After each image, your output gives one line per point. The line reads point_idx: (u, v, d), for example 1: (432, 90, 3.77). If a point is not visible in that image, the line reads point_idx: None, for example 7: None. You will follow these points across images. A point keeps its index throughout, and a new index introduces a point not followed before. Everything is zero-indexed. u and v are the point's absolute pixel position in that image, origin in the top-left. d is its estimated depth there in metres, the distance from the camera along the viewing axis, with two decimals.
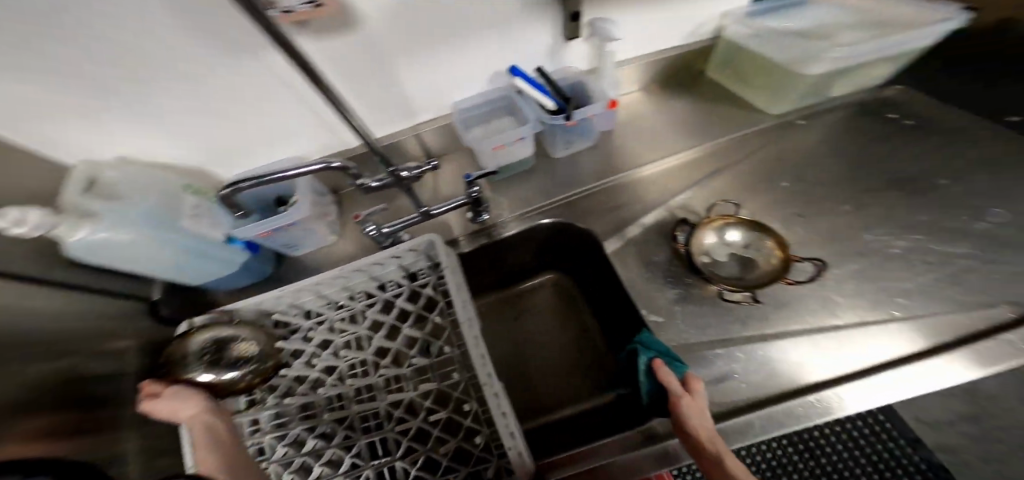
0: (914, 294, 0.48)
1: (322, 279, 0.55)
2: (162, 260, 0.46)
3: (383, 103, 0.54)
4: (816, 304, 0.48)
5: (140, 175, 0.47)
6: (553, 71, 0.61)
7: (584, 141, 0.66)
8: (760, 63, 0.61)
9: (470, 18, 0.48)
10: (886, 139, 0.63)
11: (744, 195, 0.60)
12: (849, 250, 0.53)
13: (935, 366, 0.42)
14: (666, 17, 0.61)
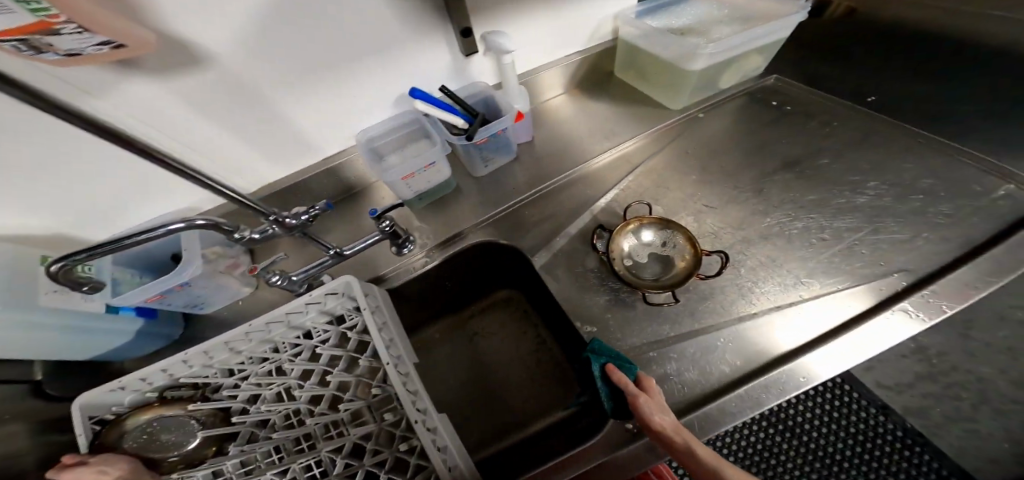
0: (822, 271, 0.49)
1: (231, 338, 0.48)
2: (34, 349, 0.42)
3: (275, 137, 0.52)
4: (732, 292, 0.49)
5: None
6: (458, 89, 0.61)
7: (504, 156, 0.66)
8: (654, 59, 0.67)
9: (343, 46, 0.46)
10: (781, 120, 0.68)
11: (663, 190, 0.61)
12: (759, 234, 0.53)
13: (880, 326, 0.43)
14: (563, 25, 0.64)
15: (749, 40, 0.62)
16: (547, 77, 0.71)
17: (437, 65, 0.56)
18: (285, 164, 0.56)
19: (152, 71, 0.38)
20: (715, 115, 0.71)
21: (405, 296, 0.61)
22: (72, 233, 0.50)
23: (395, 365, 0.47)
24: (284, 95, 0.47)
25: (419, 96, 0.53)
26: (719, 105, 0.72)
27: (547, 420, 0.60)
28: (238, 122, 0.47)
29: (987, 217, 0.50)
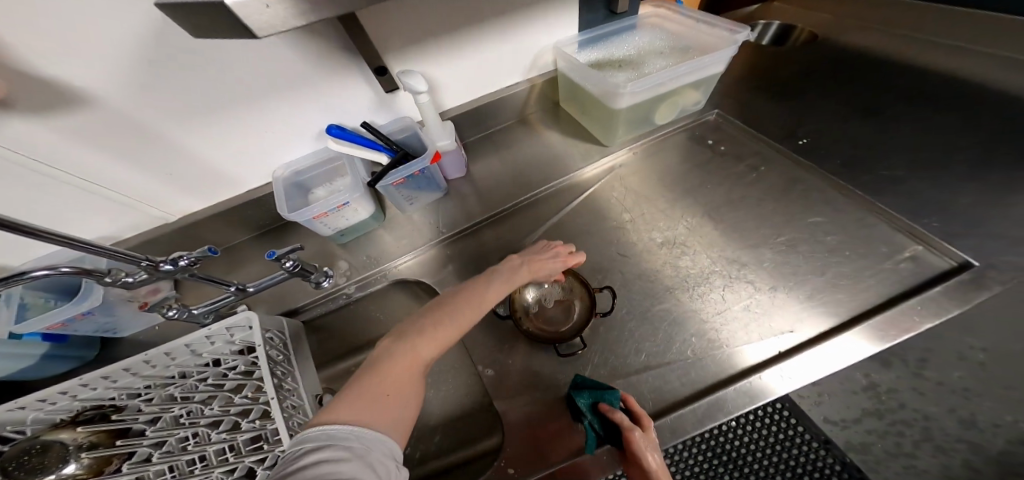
0: (714, 331, 0.49)
1: (130, 362, 0.51)
2: None
3: (187, 169, 0.52)
4: (625, 348, 0.50)
5: None
6: (385, 123, 0.61)
7: (431, 192, 0.65)
8: (587, 95, 0.61)
9: (243, 84, 0.46)
10: (718, 162, 0.66)
11: (586, 233, 0.61)
12: (663, 286, 0.54)
13: (757, 385, 0.44)
14: (494, 55, 0.60)
15: (676, 76, 0.56)
16: (486, 110, 0.69)
17: (357, 103, 0.56)
18: (205, 195, 0.56)
19: (35, 111, 0.39)
20: (657, 151, 0.69)
21: (326, 326, 0.63)
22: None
23: (284, 400, 0.48)
24: (184, 130, 0.48)
25: (335, 133, 0.53)
26: (660, 140, 0.69)
27: (457, 456, 0.56)
28: (143, 154, 0.47)
29: (884, 280, 0.50)
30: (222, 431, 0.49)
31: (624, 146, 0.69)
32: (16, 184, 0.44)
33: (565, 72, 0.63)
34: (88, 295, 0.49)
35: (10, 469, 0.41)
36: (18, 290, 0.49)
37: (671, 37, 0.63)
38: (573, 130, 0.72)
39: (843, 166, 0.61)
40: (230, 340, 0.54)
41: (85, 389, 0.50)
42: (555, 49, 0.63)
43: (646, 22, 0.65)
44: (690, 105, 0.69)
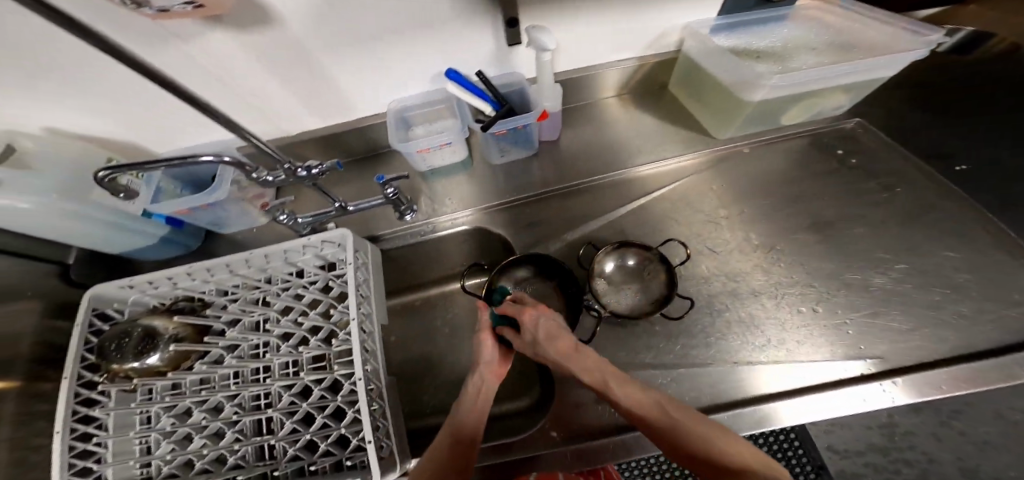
0: (803, 334, 0.48)
1: (232, 259, 0.58)
2: (83, 230, 0.50)
3: (321, 93, 0.57)
4: (699, 339, 0.48)
5: (57, 149, 0.50)
6: (495, 76, 0.62)
7: (522, 150, 0.66)
8: (713, 82, 0.59)
9: (392, 17, 0.48)
10: (841, 175, 0.61)
11: (686, 224, 0.58)
12: (747, 289, 0.52)
13: (848, 399, 0.42)
14: (625, 25, 0.58)
15: (818, 78, 0.52)
16: (593, 78, 0.67)
17: (477, 49, 0.57)
18: (324, 117, 0.61)
19: (232, 25, 0.43)
20: (766, 153, 0.64)
21: (398, 258, 0.66)
22: (138, 146, 0.58)
23: (362, 323, 0.54)
24: (329, 54, 0.50)
25: (453, 77, 0.54)
26: (773, 143, 0.65)
27: (490, 409, 0.63)
28: (290, 75, 0.52)
29: (1003, 328, 0.47)
30: (289, 346, 0.57)
31: (733, 141, 0.65)
32: (200, 82, 0.49)
33: (692, 54, 0.61)
34: (212, 189, 0.55)
35: (111, 345, 0.50)
36: (157, 174, 0.55)
37: (828, 31, 0.59)
38: (679, 119, 0.69)
39: (995, 202, 0.57)
40: (319, 254, 0.60)
41: (188, 278, 0.59)
42: (686, 29, 0.60)
43: (803, 14, 0.59)
44: (829, 109, 0.64)
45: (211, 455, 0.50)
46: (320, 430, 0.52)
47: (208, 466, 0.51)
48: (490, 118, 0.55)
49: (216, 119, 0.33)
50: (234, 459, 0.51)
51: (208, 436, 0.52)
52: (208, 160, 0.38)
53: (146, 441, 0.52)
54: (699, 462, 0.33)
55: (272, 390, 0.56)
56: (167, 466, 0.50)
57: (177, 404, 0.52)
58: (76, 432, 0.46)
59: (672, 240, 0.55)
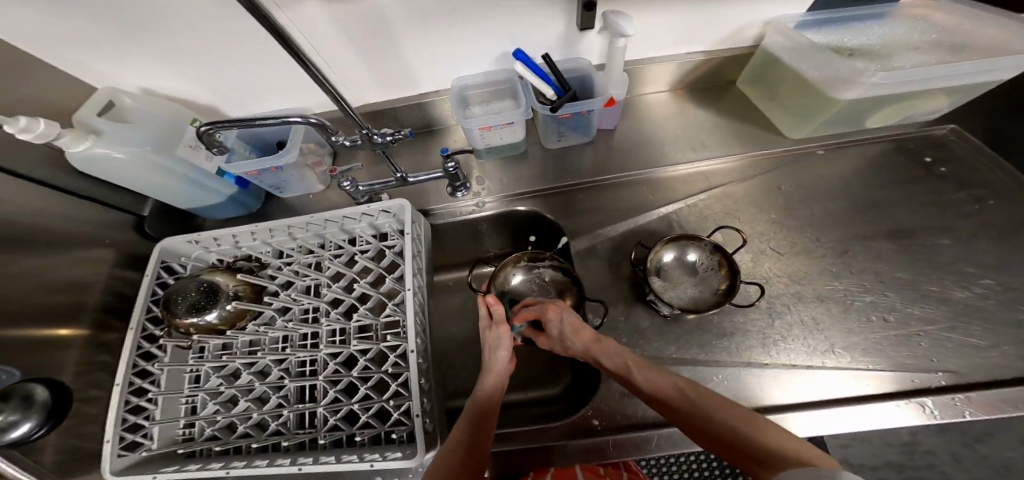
0: (863, 347, 0.46)
1: (294, 222, 0.60)
2: (166, 183, 0.53)
3: (393, 66, 0.58)
4: (758, 340, 0.47)
5: (153, 107, 0.53)
6: (562, 60, 0.61)
7: (580, 136, 0.66)
8: (795, 78, 0.58)
9: None
10: (923, 184, 0.59)
11: (748, 223, 0.57)
12: (812, 293, 0.50)
13: (899, 409, 0.42)
14: (705, 16, 0.58)
15: (921, 78, 0.50)
16: (659, 70, 0.66)
17: (547, 32, 0.57)
18: (392, 90, 0.63)
19: None
20: (837, 157, 0.62)
21: (445, 235, 0.67)
22: (218, 110, 0.61)
23: (414, 293, 0.55)
24: (408, 29, 0.52)
25: (521, 58, 0.54)
26: (848, 146, 0.63)
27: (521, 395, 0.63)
28: (370, 45, 0.53)
29: None
30: (339, 313, 0.58)
31: (804, 142, 0.64)
32: (314, 45, 0.51)
33: (773, 49, 0.60)
34: (284, 151, 0.57)
35: (175, 298, 0.52)
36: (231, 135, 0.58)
37: (934, 30, 0.57)
38: (748, 114, 0.68)
39: None
40: (373, 223, 0.62)
41: (250, 237, 0.61)
42: (772, 24, 0.59)
43: (906, 13, 0.57)
44: (921, 114, 0.61)
45: (256, 417, 0.51)
46: (362, 402, 0.52)
47: (250, 429, 0.52)
48: (558, 100, 0.55)
49: (310, 73, 0.38)
50: (276, 424, 0.52)
51: (253, 400, 0.54)
52: (298, 121, 0.42)
53: (192, 400, 0.55)
54: (710, 439, 0.34)
55: (318, 357, 0.56)
56: (211, 427, 0.52)
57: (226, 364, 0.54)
58: (134, 386, 0.51)
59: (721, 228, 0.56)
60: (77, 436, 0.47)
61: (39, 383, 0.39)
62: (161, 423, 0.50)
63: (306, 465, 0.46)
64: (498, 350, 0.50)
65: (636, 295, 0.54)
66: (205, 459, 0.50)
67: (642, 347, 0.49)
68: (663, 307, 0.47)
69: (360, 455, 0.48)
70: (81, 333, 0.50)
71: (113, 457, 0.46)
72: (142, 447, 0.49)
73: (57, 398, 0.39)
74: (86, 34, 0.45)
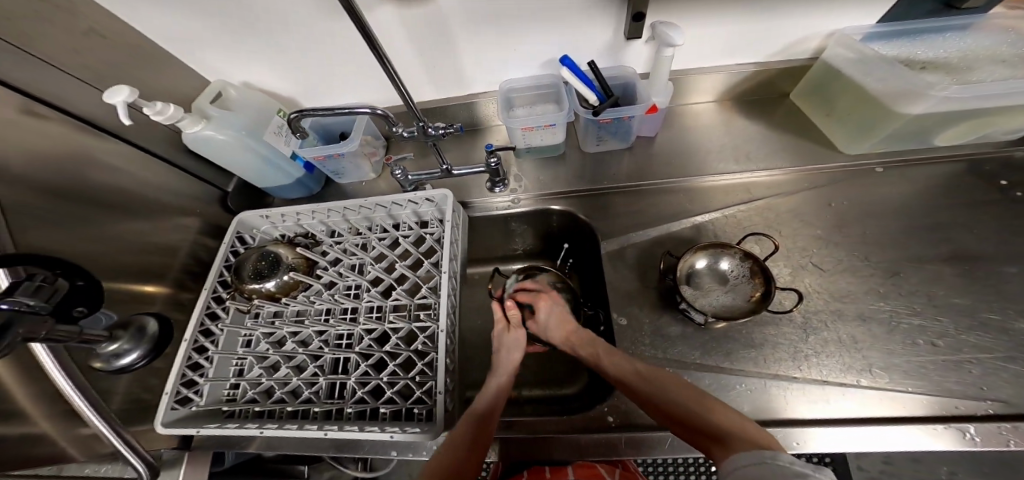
0: (906, 370, 0.43)
1: (349, 204, 0.66)
2: (252, 163, 0.62)
3: (449, 69, 0.63)
4: (790, 353, 0.46)
5: (251, 97, 0.62)
6: (608, 67, 0.63)
7: (619, 142, 0.67)
8: (856, 91, 0.56)
9: (535, 4, 0.52)
10: (997, 208, 0.54)
11: (789, 236, 0.55)
12: (854, 312, 0.48)
13: (941, 430, 0.39)
14: (760, 27, 0.57)
15: (1004, 92, 0.46)
16: (706, 80, 0.66)
17: (596, 39, 0.59)
18: (446, 90, 0.68)
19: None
20: (896, 175, 0.58)
21: (480, 228, 0.71)
22: (295, 103, 0.69)
23: (450, 277, 0.59)
24: (467, 34, 0.57)
25: (567, 64, 0.56)
26: (910, 163, 0.59)
27: (540, 392, 0.65)
28: (431, 48, 0.59)
29: None
30: (378, 291, 0.62)
31: (861, 158, 0.60)
32: (386, 45, 0.58)
33: (835, 62, 0.58)
34: (347, 140, 0.64)
35: (245, 265, 0.59)
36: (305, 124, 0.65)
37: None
38: (800, 128, 0.66)
39: None
40: (416, 211, 0.67)
41: (310, 216, 0.68)
42: (834, 36, 0.57)
43: (996, 24, 0.53)
44: (1005, 132, 0.55)
45: (293, 382, 0.55)
46: (389, 377, 0.55)
47: (286, 395, 0.56)
48: (600, 105, 0.57)
49: (382, 67, 0.45)
50: (309, 392, 0.56)
51: (292, 367, 0.58)
52: (367, 111, 0.50)
53: (240, 364, 0.59)
54: (694, 428, 0.35)
55: (355, 332, 0.60)
56: (253, 390, 0.56)
57: (275, 330, 0.59)
58: (197, 343, 0.56)
59: (758, 236, 0.55)
60: (142, 388, 0.53)
61: (153, 317, 0.44)
62: (212, 382, 0.54)
63: (332, 431, 0.49)
64: (511, 352, 0.54)
65: (665, 302, 0.53)
66: (242, 420, 0.53)
67: (665, 350, 0.49)
68: (697, 315, 0.47)
69: (382, 426, 0.49)
70: (165, 290, 0.57)
71: (167, 409, 0.51)
72: (192, 403, 0.54)
73: (162, 333, 0.44)
74: (206, 30, 0.54)
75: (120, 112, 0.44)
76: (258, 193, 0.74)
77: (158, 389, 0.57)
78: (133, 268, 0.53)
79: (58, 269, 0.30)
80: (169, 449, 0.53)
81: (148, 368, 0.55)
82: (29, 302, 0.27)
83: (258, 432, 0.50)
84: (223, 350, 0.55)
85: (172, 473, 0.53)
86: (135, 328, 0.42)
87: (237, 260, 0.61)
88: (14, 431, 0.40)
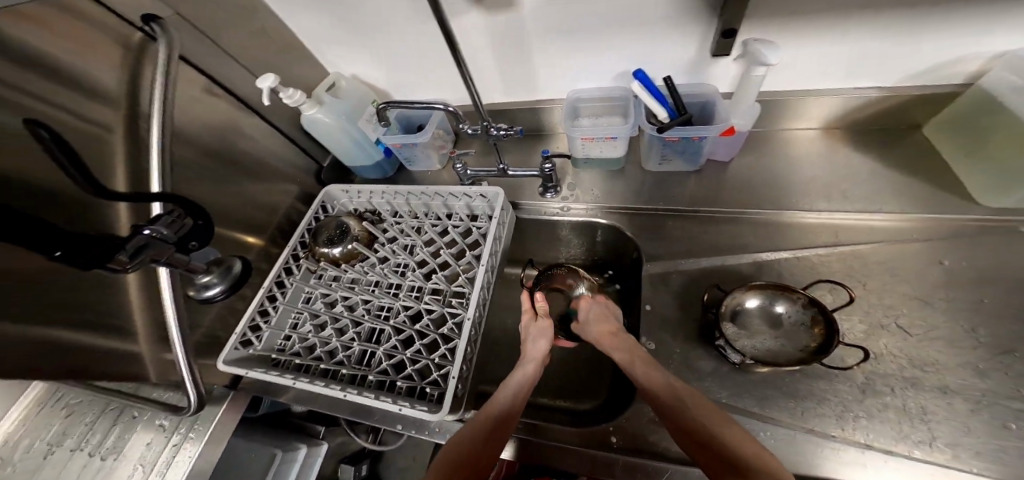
0: (987, 455, 0.36)
1: (413, 190, 0.72)
2: (344, 144, 0.72)
3: (522, 74, 0.67)
4: (835, 412, 0.40)
5: (355, 88, 0.72)
6: (686, 83, 0.61)
7: (685, 164, 0.64)
8: (1013, 127, 0.45)
9: (615, 15, 0.53)
10: None
11: (874, 290, 0.47)
12: (935, 383, 0.40)
13: None
14: (885, 47, 0.50)
15: None
16: (810, 103, 0.59)
17: (677, 53, 0.57)
18: (518, 94, 0.71)
19: (490, 7, 0.55)
20: None
21: (526, 230, 0.73)
22: (385, 95, 0.79)
23: (486, 272, 0.62)
24: (543, 42, 0.60)
25: (639, 78, 0.53)
26: None
27: (553, 403, 0.64)
28: (510, 53, 0.63)
29: None
30: (421, 272, 0.68)
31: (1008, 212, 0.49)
32: (470, 48, 0.63)
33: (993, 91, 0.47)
34: (421, 132, 0.71)
35: (320, 232, 0.69)
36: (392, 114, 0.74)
37: None
38: (927, 168, 0.55)
39: None
40: (469, 204, 0.71)
41: (380, 196, 0.76)
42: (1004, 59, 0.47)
43: None
44: None
45: (333, 343, 0.63)
46: (413, 355, 0.59)
47: (324, 353, 0.64)
48: (670, 122, 0.54)
49: (460, 67, 0.50)
50: (343, 354, 0.63)
51: (335, 329, 0.66)
52: (439, 108, 0.55)
53: (297, 318, 0.69)
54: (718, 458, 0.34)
55: (395, 305, 0.67)
56: (301, 342, 0.65)
57: (332, 291, 0.68)
58: (271, 293, 0.67)
59: (829, 284, 0.48)
60: (220, 326, 0.66)
61: (239, 260, 0.54)
62: (271, 330, 0.64)
63: (351, 393, 0.54)
64: (538, 341, 0.55)
65: (702, 336, 0.50)
66: (284, 370, 0.62)
67: (689, 383, 0.46)
68: (733, 355, 0.43)
69: (394, 398, 0.53)
70: (258, 244, 0.69)
71: (231, 349, 0.61)
72: (251, 346, 0.63)
73: (242, 274, 0.53)
74: (329, 30, 0.65)
75: (264, 94, 0.56)
76: (345, 170, 0.84)
77: (233, 328, 0.69)
78: (243, 220, 0.66)
79: (189, 210, 0.39)
80: (222, 386, 0.61)
81: (229, 307, 0.67)
82: (165, 232, 0.36)
83: (291, 382, 0.58)
84: (287, 303, 0.65)
85: (214, 409, 0.59)
86: (224, 267, 0.52)
87: (315, 226, 0.71)
88: (137, 330, 0.53)
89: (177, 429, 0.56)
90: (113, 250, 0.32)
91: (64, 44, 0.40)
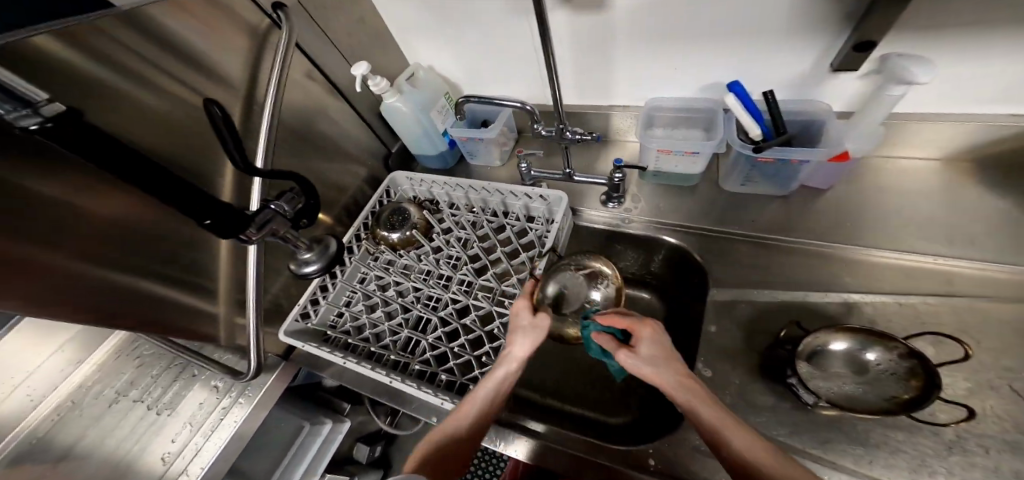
0: None
1: (475, 184, 0.72)
2: (412, 132, 0.73)
3: (603, 78, 0.65)
4: (914, 468, 0.38)
5: (430, 77, 0.73)
6: (791, 100, 0.57)
7: (774, 186, 0.60)
8: None
9: (720, 24, 0.50)
10: None
11: (975, 346, 0.44)
12: None
13: None
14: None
15: None
16: (929, 133, 0.54)
17: (782, 68, 0.54)
18: (593, 98, 0.70)
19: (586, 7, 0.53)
20: None
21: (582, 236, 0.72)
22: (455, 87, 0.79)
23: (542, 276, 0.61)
24: (633, 47, 0.58)
25: (736, 90, 0.51)
26: None
27: (588, 414, 0.64)
28: (594, 56, 0.61)
29: None
30: (472, 267, 0.68)
31: None
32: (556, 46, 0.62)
33: None
34: (488, 128, 0.71)
35: (381, 216, 0.70)
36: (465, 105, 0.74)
37: None
38: None
39: None
40: (528, 205, 0.70)
41: (440, 187, 0.76)
42: None
43: None
44: None
45: (382, 326, 0.64)
46: (457, 349, 0.60)
47: (372, 335, 0.65)
48: (765, 141, 0.51)
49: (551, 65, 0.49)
50: (390, 339, 0.64)
51: (385, 312, 0.67)
52: (520, 106, 0.55)
53: (350, 296, 0.71)
54: None
55: (443, 297, 0.67)
56: (353, 322, 0.66)
57: (387, 275, 0.69)
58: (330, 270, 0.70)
59: (921, 336, 0.45)
60: (281, 297, 0.69)
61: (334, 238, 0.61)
62: (327, 306, 0.66)
63: (395, 380, 0.55)
64: (524, 339, 0.47)
65: (769, 371, 0.48)
66: (335, 346, 0.64)
67: (748, 416, 0.45)
68: (806, 396, 0.41)
69: (436, 390, 0.54)
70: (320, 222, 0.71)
71: (291, 320, 0.63)
72: (308, 319, 0.66)
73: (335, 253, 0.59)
74: (414, 17, 0.65)
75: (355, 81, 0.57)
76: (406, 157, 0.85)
77: (290, 299, 0.72)
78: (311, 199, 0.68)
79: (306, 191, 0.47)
80: (275, 355, 0.64)
81: (289, 280, 0.70)
82: (285, 207, 0.45)
83: (341, 360, 0.59)
84: (344, 282, 0.67)
85: (266, 377, 0.61)
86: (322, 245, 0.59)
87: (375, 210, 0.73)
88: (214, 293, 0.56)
89: (228, 393, 0.59)
90: (244, 223, 0.39)
91: (186, 22, 0.42)
